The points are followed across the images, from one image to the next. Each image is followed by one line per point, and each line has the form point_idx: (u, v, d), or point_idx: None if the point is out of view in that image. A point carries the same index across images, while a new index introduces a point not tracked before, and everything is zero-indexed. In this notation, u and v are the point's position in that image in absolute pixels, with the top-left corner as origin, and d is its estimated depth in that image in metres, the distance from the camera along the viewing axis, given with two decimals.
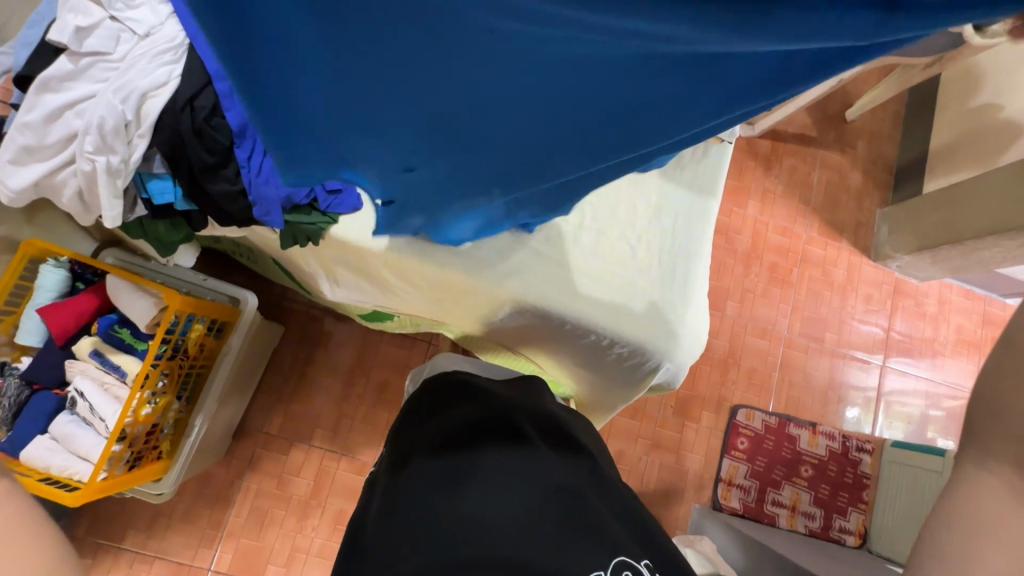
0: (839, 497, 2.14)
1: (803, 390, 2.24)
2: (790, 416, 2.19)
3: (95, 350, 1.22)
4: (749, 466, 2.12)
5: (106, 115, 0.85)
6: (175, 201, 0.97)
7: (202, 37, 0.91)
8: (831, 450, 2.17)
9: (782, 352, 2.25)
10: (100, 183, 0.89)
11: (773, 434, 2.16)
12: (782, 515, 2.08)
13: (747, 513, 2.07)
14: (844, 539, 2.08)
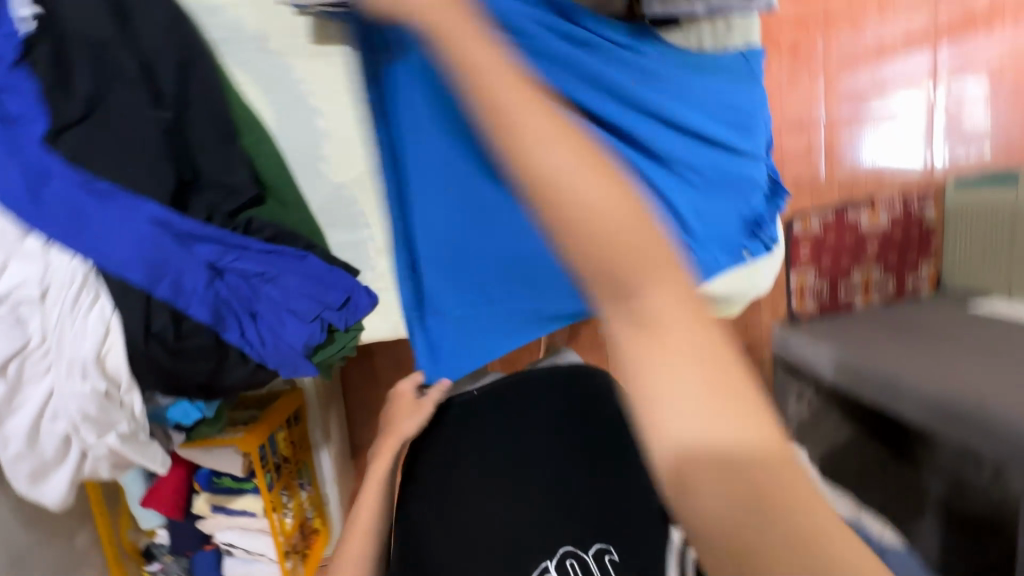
0: (908, 255, 1.86)
1: (854, 170, 1.82)
2: (846, 203, 1.81)
3: (214, 504, 1.25)
4: (817, 269, 1.81)
5: (84, 403, 0.71)
6: (204, 412, 0.86)
7: (103, 251, 0.71)
8: (893, 218, 1.81)
9: (824, 140, 1.77)
10: (131, 451, 0.78)
11: (833, 230, 1.78)
12: (857, 300, 1.84)
13: (822, 313, 1.84)
14: (919, 292, 1.89)
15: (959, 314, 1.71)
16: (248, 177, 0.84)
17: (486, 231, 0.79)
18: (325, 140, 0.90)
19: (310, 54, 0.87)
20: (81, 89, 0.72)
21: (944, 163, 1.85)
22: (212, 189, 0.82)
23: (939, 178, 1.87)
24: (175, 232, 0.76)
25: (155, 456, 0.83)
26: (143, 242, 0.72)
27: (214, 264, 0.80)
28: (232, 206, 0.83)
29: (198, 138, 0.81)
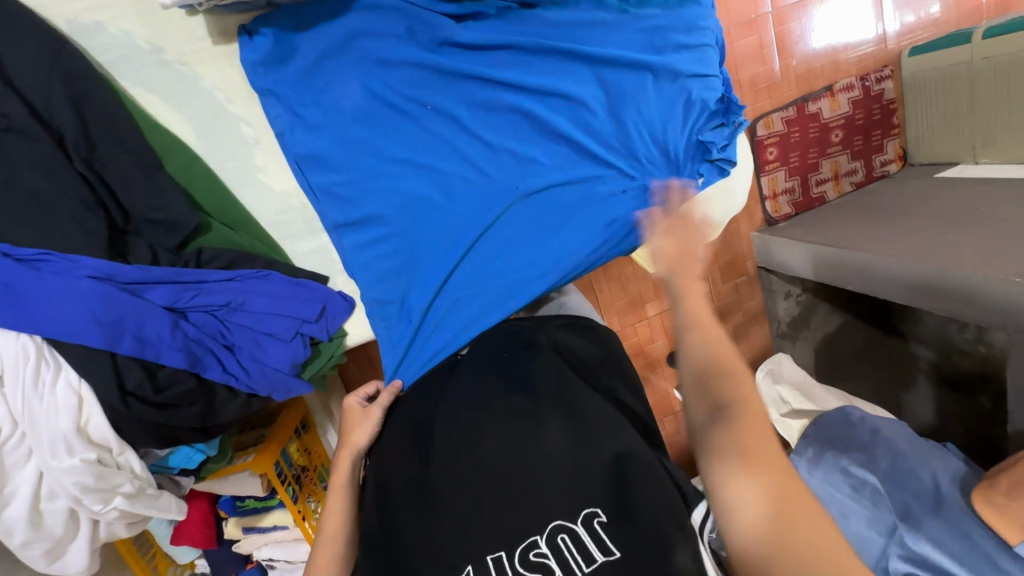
0: (872, 137, 1.86)
1: (809, 60, 1.76)
2: (805, 96, 1.77)
3: (245, 526, 1.26)
4: (786, 168, 1.81)
5: (78, 475, 0.68)
6: (206, 452, 0.85)
7: (49, 322, 0.66)
8: (855, 101, 1.80)
9: (775, 34, 1.70)
10: (143, 508, 0.77)
11: (797, 124, 1.78)
12: (829, 190, 1.87)
13: (799, 210, 1.85)
14: (888, 171, 1.91)
15: (930, 184, 1.71)
16: (186, 206, 0.78)
17: (452, 174, 0.89)
18: (258, 148, 0.84)
19: (217, 57, 0.79)
20: None
21: (896, 32, 1.80)
22: (149, 228, 0.77)
23: (893, 50, 1.82)
24: (120, 282, 0.72)
25: (170, 505, 0.81)
26: (91, 301, 0.68)
27: (173, 306, 0.76)
28: (175, 241, 0.78)
29: (116, 176, 0.74)
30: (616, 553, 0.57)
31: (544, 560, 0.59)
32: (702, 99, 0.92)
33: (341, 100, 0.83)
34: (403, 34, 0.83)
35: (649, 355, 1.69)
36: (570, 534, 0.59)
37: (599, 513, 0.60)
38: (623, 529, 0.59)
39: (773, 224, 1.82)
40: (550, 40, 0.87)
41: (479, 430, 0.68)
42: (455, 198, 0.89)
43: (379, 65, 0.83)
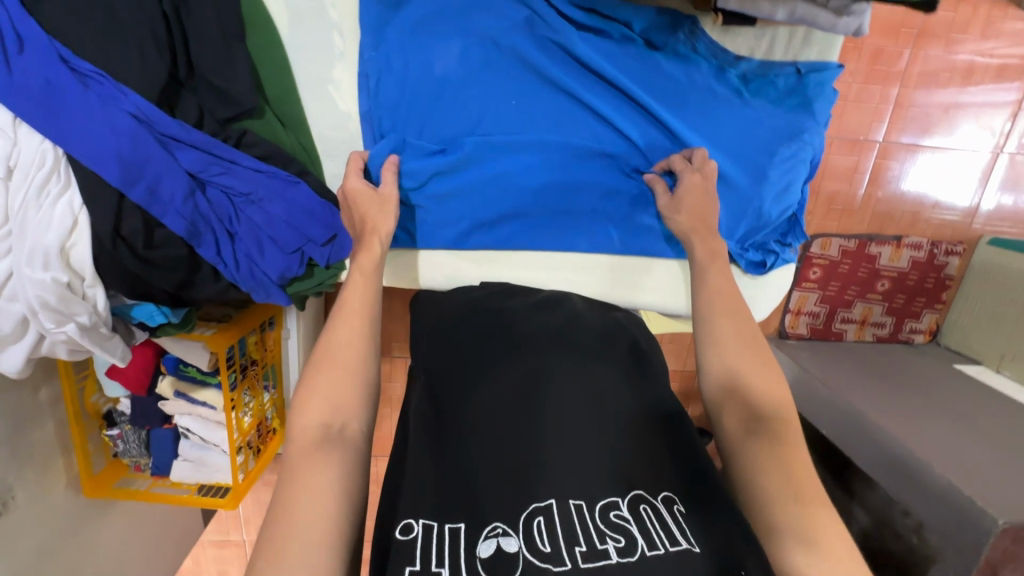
0: (914, 301, 1.80)
1: (894, 203, 1.71)
2: (872, 234, 1.73)
3: (178, 390, 1.28)
4: (821, 292, 1.78)
5: (43, 290, 0.69)
6: (169, 318, 0.85)
7: (75, 138, 0.66)
8: (914, 261, 1.75)
9: (874, 163, 1.66)
10: (88, 343, 0.78)
11: (851, 259, 1.74)
12: (850, 331, 1.82)
13: (814, 336, 1.82)
14: (912, 339, 1.85)
15: (946, 372, 1.68)
16: (249, 86, 0.77)
17: (496, 163, 0.89)
18: (340, 61, 0.83)
19: None
20: None
21: (988, 212, 1.73)
22: (206, 91, 0.76)
23: (975, 230, 1.76)
24: (156, 131, 0.71)
25: (116, 350, 0.83)
26: (123, 137, 0.68)
27: (195, 174, 0.76)
28: (225, 114, 0.77)
29: (197, 30, 0.73)
30: (698, 546, 0.59)
31: (625, 523, 0.61)
32: (769, 209, 0.92)
33: (432, 49, 0.82)
34: (519, 20, 0.82)
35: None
36: (651, 507, 0.63)
37: (677, 502, 0.65)
38: (695, 528, 0.61)
39: (783, 338, 1.82)
40: (650, 87, 0.86)
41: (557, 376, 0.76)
42: (498, 189, 0.90)
43: (483, 40, 0.82)
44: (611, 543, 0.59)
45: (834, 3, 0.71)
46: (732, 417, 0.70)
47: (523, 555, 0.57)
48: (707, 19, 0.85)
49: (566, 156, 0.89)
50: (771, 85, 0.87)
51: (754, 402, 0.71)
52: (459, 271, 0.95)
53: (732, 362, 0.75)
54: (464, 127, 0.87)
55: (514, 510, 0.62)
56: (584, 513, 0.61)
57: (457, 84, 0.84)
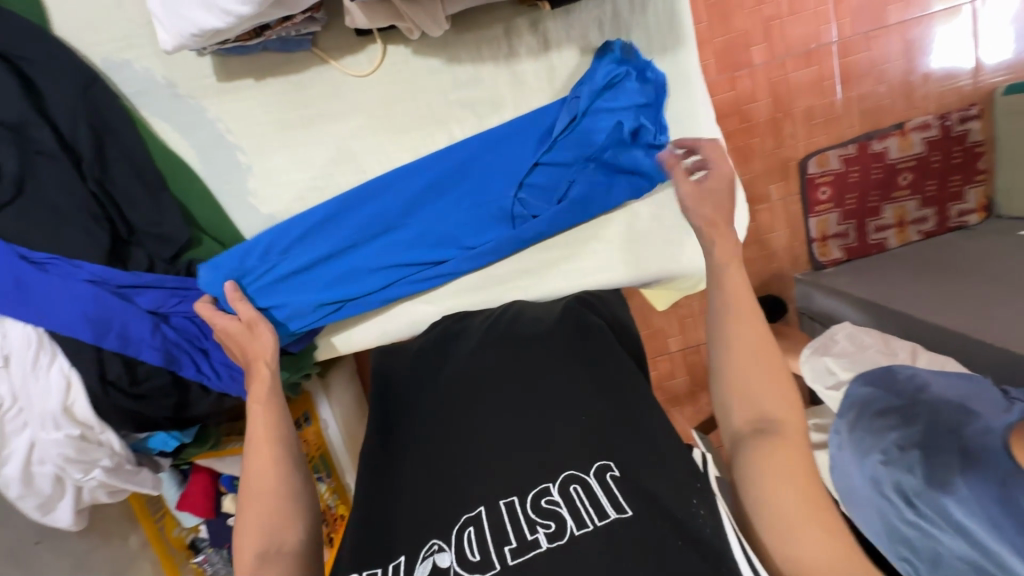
0: (951, 182, 1.63)
1: (877, 94, 1.58)
2: (869, 133, 1.61)
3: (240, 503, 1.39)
4: (840, 210, 1.65)
5: (61, 447, 0.81)
6: (182, 439, 0.96)
7: (47, 316, 0.79)
8: (929, 141, 1.60)
9: (839, 66, 1.56)
10: (119, 480, 0.89)
11: (856, 163, 1.62)
12: (890, 238, 1.67)
13: (852, 257, 1.68)
14: (966, 222, 1.65)
15: (1008, 237, 1.45)
16: (180, 225, 0.88)
17: (388, 212, 0.92)
18: (250, 173, 0.93)
19: (218, 92, 0.90)
20: (7, 169, 0.78)
21: (994, 64, 1.56)
22: (149, 240, 0.88)
23: (989, 87, 1.59)
24: (114, 286, 0.83)
25: (146, 480, 0.94)
26: (85, 301, 0.80)
27: (157, 310, 0.86)
28: (169, 252, 0.88)
29: (123, 196, 0.84)
30: (630, 512, 0.57)
31: (555, 508, 0.59)
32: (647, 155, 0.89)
33: (307, 137, 0.92)
34: (374, 78, 0.89)
35: (669, 392, 1.65)
36: (583, 485, 0.60)
37: (613, 468, 0.61)
38: (632, 491, 0.59)
39: (819, 269, 1.68)
40: (519, 89, 0.91)
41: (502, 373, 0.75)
42: (400, 236, 0.94)
43: (355, 114, 0.91)
44: (541, 532, 0.58)
45: None
46: (740, 411, 0.61)
47: (454, 570, 0.58)
48: (545, 12, 0.88)
49: (448, 180, 0.92)
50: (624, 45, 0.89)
51: (759, 397, 0.61)
52: (417, 314, 0.99)
53: (735, 341, 0.63)
54: (353, 195, 0.91)
55: (448, 524, 0.62)
56: (516, 510, 0.60)
57: (340, 167, 0.93)
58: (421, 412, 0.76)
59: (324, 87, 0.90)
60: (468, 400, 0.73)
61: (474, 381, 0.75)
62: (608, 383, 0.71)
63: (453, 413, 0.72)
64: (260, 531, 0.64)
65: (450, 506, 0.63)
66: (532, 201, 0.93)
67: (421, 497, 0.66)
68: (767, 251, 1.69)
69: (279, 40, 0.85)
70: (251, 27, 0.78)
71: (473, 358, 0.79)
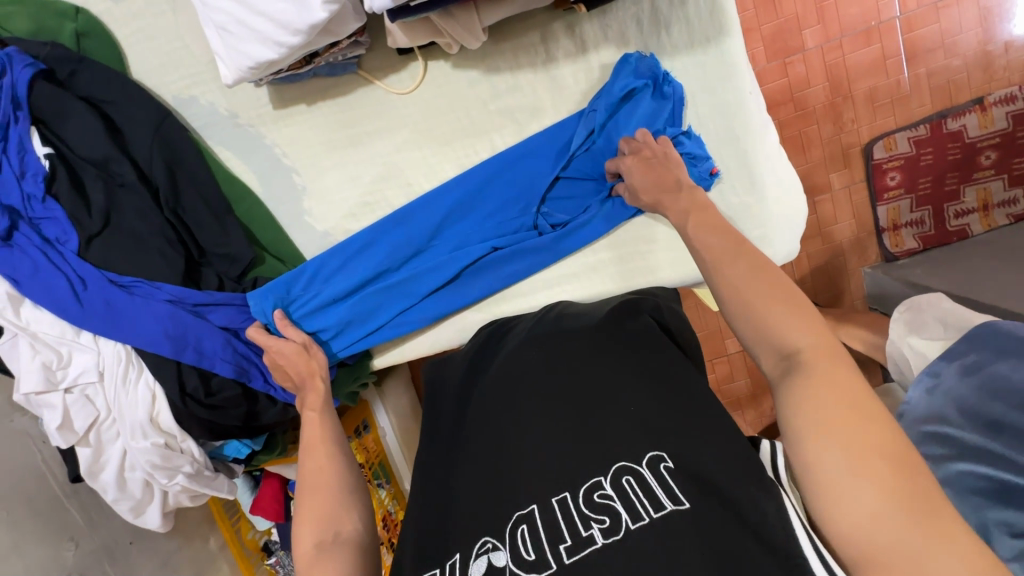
0: None
1: (950, 68, 1.46)
2: (943, 111, 1.48)
3: None
4: (912, 196, 1.53)
5: (149, 455, 0.88)
6: (253, 446, 1.02)
7: (131, 333, 0.86)
8: (1015, 116, 1.45)
9: (904, 42, 1.45)
10: (200, 485, 0.95)
11: (929, 145, 1.50)
12: (974, 224, 1.52)
13: (929, 246, 1.55)
14: None
15: None
16: (245, 244, 0.94)
17: (425, 225, 0.94)
18: (305, 195, 0.99)
19: (274, 119, 0.96)
20: (96, 203, 0.87)
21: None
22: (218, 260, 0.94)
23: None
24: (190, 304, 0.90)
25: (224, 484, 1.00)
26: (165, 319, 0.87)
27: (228, 326, 0.92)
28: (236, 271, 0.94)
29: (195, 220, 0.91)
30: (687, 504, 0.55)
31: (609, 502, 0.59)
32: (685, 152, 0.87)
33: (355, 156, 0.97)
34: (415, 92, 0.92)
35: (729, 394, 1.58)
36: (636, 476, 0.59)
37: (667, 459, 0.60)
38: (692, 485, 0.57)
39: (891, 260, 1.56)
40: (557, 90, 0.91)
41: (549, 372, 0.74)
42: (434, 250, 0.96)
43: (399, 128, 0.95)
44: (596, 527, 0.58)
45: None
46: (762, 355, 0.57)
47: (510, 569, 0.58)
48: (582, 14, 0.87)
49: (478, 192, 0.94)
50: (662, 41, 0.87)
51: (777, 334, 0.56)
52: (466, 320, 1.00)
53: (735, 286, 0.60)
54: (399, 210, 0.96)
55: (503, 518, 0.62)
56: (569, 506, 0.60)
57: (388, 189, 0.98)
58: (473, 412, 0.77)
59: (368, 106, 0.94)
60: (515, 402, 0.73)
61: (516, 385, 0.75)
62: (662, 383, 0.69)
63: (504, 414, 0.73)
64: (316, 533, 0.66)
65: (503, 506, 0.64)
66: (558, 213, 0.95)
67: (477, 497, 0.67)
68: (831, 243, 1.59)
69: (328, 66, 0.90)
70: (302, 56, 0.83)
71: (516, 358, 0.80)
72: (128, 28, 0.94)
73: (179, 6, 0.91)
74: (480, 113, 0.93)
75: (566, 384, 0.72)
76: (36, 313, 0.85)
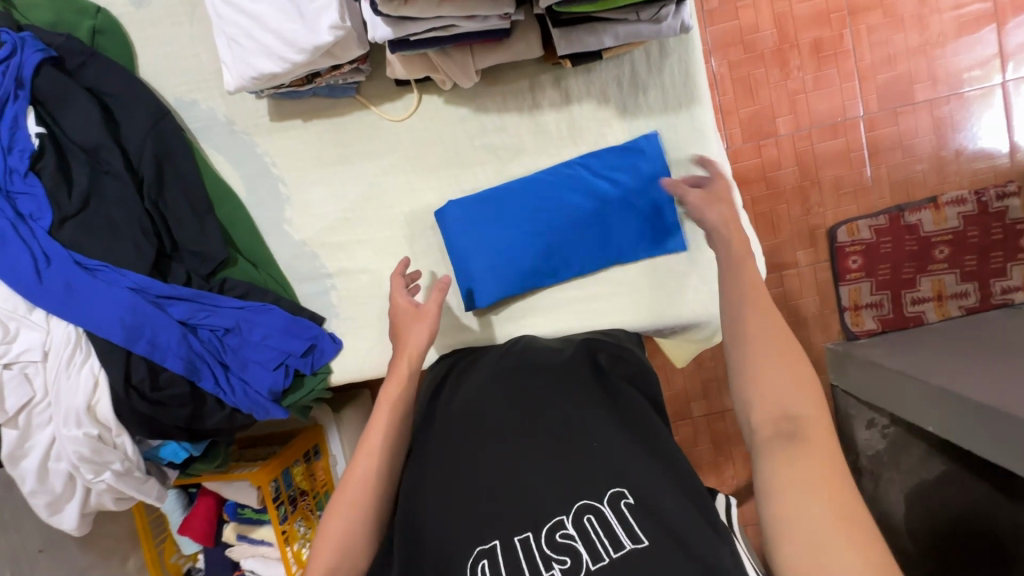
0: (992, 258, 1.57)
1: (908, 167, 1.59)
2: (901, 205, 1.59)
3: (240, 533, 1.37)
4: (873, 280, 1.62)
5: (78, 446, 0.85)
6: (191, 451, 0.98)
7: (86, 317, 0.85)
8: (965, 216, 1.56)
9: (867, 140, 1.58)
10: (123, 488, 0.91)
11: (888, 235, 1.60)
12: (929, 312, 1.60)
13: (888, 329, 1.62)
14: (1013, 300, 1.57)
15: None
16: (219, 243, 0.95)
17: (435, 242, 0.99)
18: (289, 205, 1.02)
19: (270, 130, 1.00)
20: (77, 186, 0.88)
21: None
22: (189, 257, 0.95)
23: None
24: (153, 295, 0.90)
25: (153, 490, 0.96)
26: (124, 307, 0.86)
27: (187, 321, 0.92)
28: (206, 269, 0.96)
29: (173, 214, 0.93)
30: (645, 541, 0.56)
31: (571, 541, 0.59)
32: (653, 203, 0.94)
33: (342, 176, 1.01)
34: (408, 122, 0.98)
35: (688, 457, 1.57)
36: (597, 515, 0.60)
37: (627, 495, 0.60)
38: (647, 519, 0.58)
39: (852, 339, 1.62)
40: (540, 135, 0.98)
41: (514, 402, 0.74)
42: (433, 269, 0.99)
43: (390, 154, 1.00)
44: (556, 567, 0.58)
45: (646, 17, 0.80)
46: (761, 417, 0.55)
47: None
48: (568, 70, 0.95)
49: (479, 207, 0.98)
50: (641, 103, 0.95)
51: (776, 396, 0.55)
52: None
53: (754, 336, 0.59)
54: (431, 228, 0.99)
55: (463, 553, 0.61)
56: (531, 544, 0.59)
57: (372, 211, 1.01)
58: (435, 438, 0.75)
59: (360, 129, 0.99)
60: (482, 432, 0.71)
61: (485, 415, 0.74)
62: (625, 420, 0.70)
63: (467, 437, 0.72)
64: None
65: (464, 539, 0.63)
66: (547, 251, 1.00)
67: (442, 525, 0.65)
68: (796, 317, 1.65)
69: (328, 87, 0.95)
70: (303, 74, 0.89)
71: (486, 386, 0.79)
72: (144, 32, 0.99)
73: (197, 19, 0.98)
74: (470, 147, 0.99)
75: (532, 417, 0.71)
76: None
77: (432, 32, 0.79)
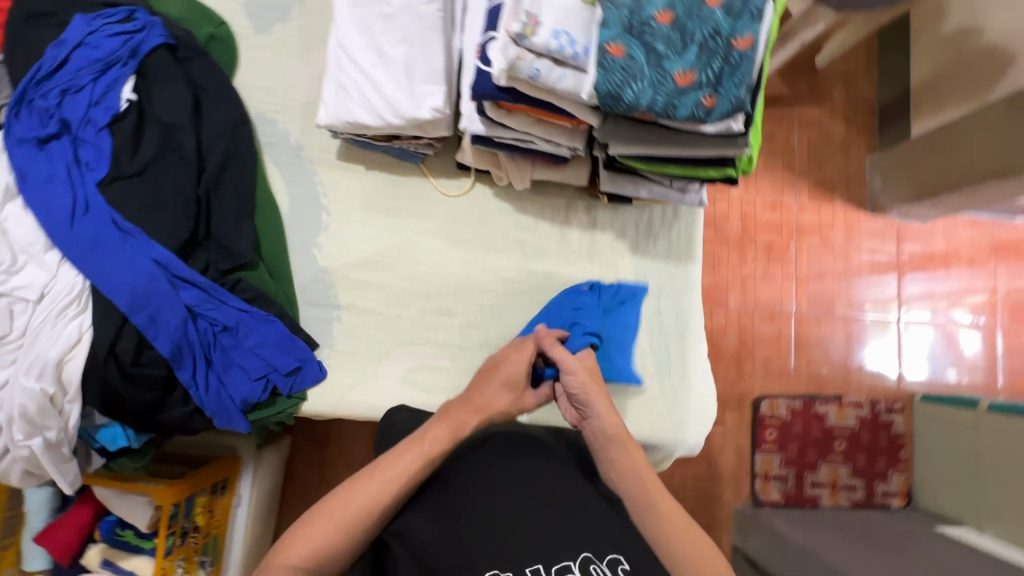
0: (877, 461, 1.83)
1: (821, 365, 1.88)
2: (814, 395, 1.86)
3: (105, 559, 1.18)
4: (782, 454, 1.81)
5: (27, 399, 0.79)
6: (131, 442, 0.92)
7: (100, 274, 0.85)
8: (860, 419, 1.84)
9: (794, 333, 1.88)
10: (44, 461, 0.83)
11: (800, 418, 1.83)
12: (823, 496, 1.80)
13: (788, 502, 1.79)
14: (888, 503, 1.81)
15: (922, 532, 1.58)
16: (249, 246, 0.99)
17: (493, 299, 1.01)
18: (324, 233, 1.09)
19: (332, 166, 1.10)
20: (143, 154, 0.92)
21: (913, 380, 1.89)
22: (215, 249, 0.97)
23: (907, 391, 1.89)
24: (170, 273, 0.90)
25: (69, 474, 0.86)
26: (143, 276, 0.86)
27: (192, 307, 0.91)
28: (226, 265, 0.97)
29: (218, 208, 0.98)
30: None
31: None
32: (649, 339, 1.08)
33: (383, 224, 1.10)
34: (456, 199, 1.12)
35: None
36: None
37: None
38: None
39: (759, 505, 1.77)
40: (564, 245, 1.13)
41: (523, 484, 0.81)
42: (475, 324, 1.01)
43: (431, 221, 1.11)
44: None
45: (677, 185, 1.02)
46: None
47: None
48: (599, 202, 1.14)
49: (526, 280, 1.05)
50: (648, 247, 1.14)
51: None
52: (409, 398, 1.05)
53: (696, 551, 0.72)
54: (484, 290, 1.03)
55: None
56: None
57: (397, 263, 1.10)
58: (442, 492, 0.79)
59: (412, 192, 1.11)
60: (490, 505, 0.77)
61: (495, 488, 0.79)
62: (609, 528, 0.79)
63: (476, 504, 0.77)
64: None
65: None
66: None
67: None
68: (714, 470, 1.79)
69: (400, 149, 1.08)
70: (388, 134, 1.02)
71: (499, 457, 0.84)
72: (251, 51, 1.10)
73: (305, 59, 1.11)
74: (500, 237, 1.12)
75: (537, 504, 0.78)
76: (20, 217, 0.86)
77: (514, 141, 0.95)
